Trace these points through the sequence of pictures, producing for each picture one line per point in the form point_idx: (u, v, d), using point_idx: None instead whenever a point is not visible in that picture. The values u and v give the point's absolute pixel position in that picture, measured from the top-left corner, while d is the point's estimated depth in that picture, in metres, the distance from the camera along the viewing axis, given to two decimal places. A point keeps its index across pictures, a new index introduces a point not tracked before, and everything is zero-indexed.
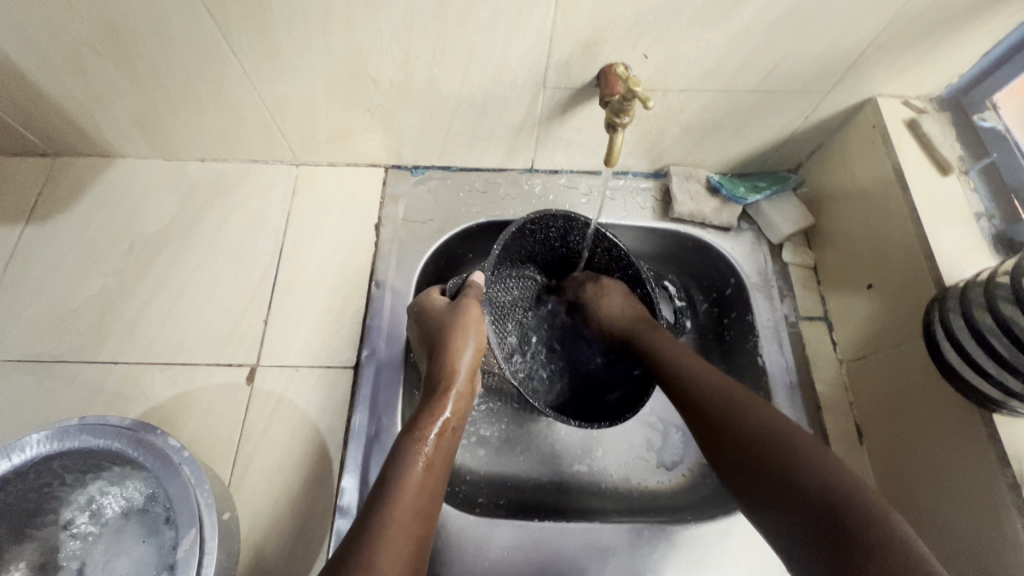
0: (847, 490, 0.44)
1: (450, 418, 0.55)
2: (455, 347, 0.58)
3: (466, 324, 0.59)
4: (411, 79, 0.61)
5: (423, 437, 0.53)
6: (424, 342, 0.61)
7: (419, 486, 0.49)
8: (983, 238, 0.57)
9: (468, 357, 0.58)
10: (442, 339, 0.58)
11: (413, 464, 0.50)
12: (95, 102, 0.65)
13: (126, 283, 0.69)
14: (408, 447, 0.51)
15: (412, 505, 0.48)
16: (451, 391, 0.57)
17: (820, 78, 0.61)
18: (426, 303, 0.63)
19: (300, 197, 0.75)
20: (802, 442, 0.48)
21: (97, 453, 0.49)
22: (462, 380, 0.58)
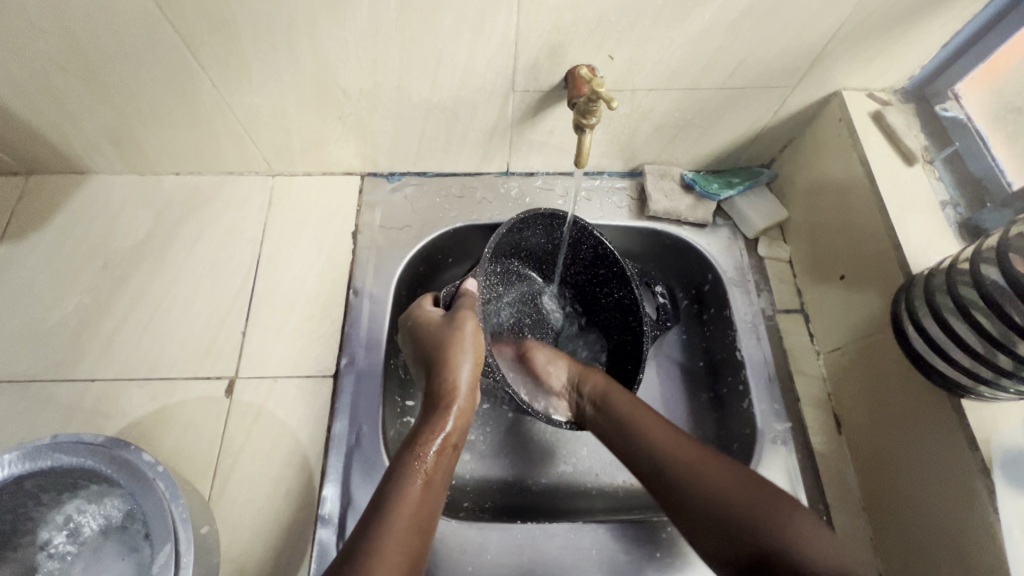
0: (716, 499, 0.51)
1: (450, 435, 0.55)
2: (452, 363, 0.57)
3: (461, 339, 0.58)
4: (381, 88, 0.61)
5: (421, 454, 0.53)
6: (422, 356, 0.60)
7: (418, 504, 0.49)
8: (949, 226, 0.58)
9: (467, 374, 0.57)
10: (439, 355, 0.57)
11: (411, 482, 0.50)
12: (65, 119, 0.64)
13: (102, 300, 0.68)
14: (405, 464, 0.52)
15: (409, 525, 0.48)
16: (453, 407, 0.56)
17: (785, 74, 0.62)
18: (421, 317, 0.62)
19: (276, 208, 0.75)
20: (752, 494, 0.50)
21: (71, 471, 0.49)
22: (462, 397, 0.57)
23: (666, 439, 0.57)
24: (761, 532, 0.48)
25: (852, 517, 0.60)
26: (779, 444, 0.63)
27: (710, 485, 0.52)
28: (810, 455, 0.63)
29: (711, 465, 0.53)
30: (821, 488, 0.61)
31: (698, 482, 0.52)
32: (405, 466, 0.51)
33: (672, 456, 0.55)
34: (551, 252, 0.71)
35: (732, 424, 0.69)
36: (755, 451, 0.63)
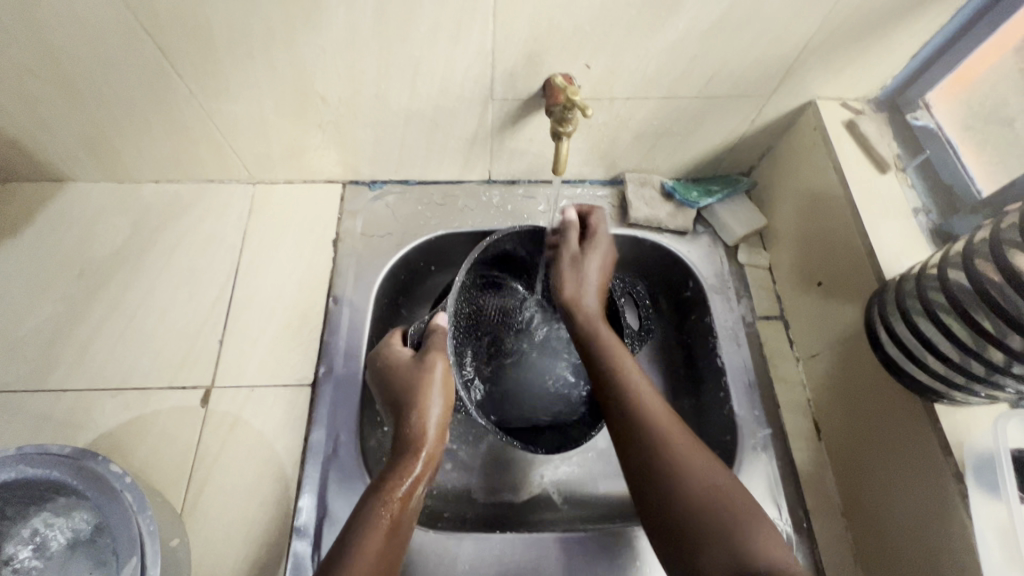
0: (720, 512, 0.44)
1: (418, 480, 0.53)
2: (421, 405, 0.56)
3: (431, 382, 0.58)
4: (359, 95, 0.62)
5: (388, 500, 0.51)
6: (390, 398, 0.59)
7: (382, 550, 0.48)
8: (921, 232, 0.59)
9: (437, 416, 0.57)
10: (408, 397, 0.57)
11: (377, 528, 0.49)
12: (41, 127, 0.64)
13: (77, 308, 0.67)
14: (371, 509, 0.50)
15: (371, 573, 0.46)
16: (422, 451, 0.55)
17: (760, 83, 0.63)
18: (391, 357, 0.62)
19: (256, 216, 0.75)
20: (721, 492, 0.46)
21: (37, 483, 0.48)
22: (431, 442, 0.56)
23: (662, 415, 0.50)
24: (705, 522, 0.44)
25: (831, 522, 0.60)
26: (759, 450, 0.63)
27: (681, 467, 0.47)
28: (790, 461, 0.63)
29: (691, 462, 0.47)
30: (801, 494, 0.61)
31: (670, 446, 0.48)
32: (370, 508, 0.50)
33: (678, 439, 0.48)
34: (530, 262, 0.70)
35: (713, 431, 0.69)
36: (736, 458, 0.63)
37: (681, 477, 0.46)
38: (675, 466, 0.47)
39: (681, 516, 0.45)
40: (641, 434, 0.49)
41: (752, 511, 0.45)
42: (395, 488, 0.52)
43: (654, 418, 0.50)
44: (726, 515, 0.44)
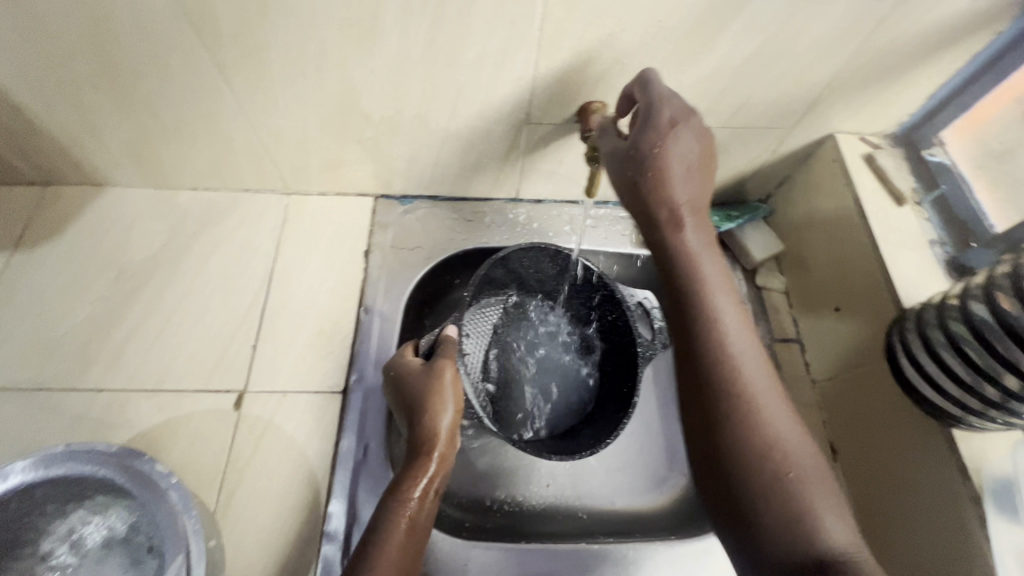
0: (778, 474, 0.44)
1: (433, 482, 0.54)
2: (432, 410, 0.56)
3: (442, 386, 0.57)
4: (401, 115, 0.64)
5: (404, 502, 0.52)
6: (402, 402, 0.59)
7: (400, 553, 0.49)
8: (937, 263, 0.61)
9: (449, 419, 0.57)
10: (419, 402, 0.56)
11: (395, 532, 0.50)
12: (91, 134, 0.66)
13: (114, 311, 0.69)
14: (388, 512, 0.51)
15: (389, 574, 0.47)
16: (434, 452, 0.55)
17: (783, 116, 0.66)
18: (401, 365, 0.61)
19: (290, 226, 0.77)
20: (791, 461, 0.45)
21: (83, 480, 0.49)
22: (443, 443, 0.56)
23: (749, 378, 0.48)
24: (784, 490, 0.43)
25: None
26: None
27: (768, 443, 0.45)
28: None
29: (765, 416, 0.46)
30: None
31: (755, 419, 0.46)
32: (385, 513, 0.51)
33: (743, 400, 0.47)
34: (550, 279, 0.72)
35: None
36: None
37: (768, 454, 0.45)
38: (761, 443, 0.45)
39: (755, 492, 0.44)
40: (722, 401, 0.47)
41: (821, 488, 0.44)
42: (408, 493, 0.52)
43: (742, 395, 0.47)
44: (800, 498, 0.43)
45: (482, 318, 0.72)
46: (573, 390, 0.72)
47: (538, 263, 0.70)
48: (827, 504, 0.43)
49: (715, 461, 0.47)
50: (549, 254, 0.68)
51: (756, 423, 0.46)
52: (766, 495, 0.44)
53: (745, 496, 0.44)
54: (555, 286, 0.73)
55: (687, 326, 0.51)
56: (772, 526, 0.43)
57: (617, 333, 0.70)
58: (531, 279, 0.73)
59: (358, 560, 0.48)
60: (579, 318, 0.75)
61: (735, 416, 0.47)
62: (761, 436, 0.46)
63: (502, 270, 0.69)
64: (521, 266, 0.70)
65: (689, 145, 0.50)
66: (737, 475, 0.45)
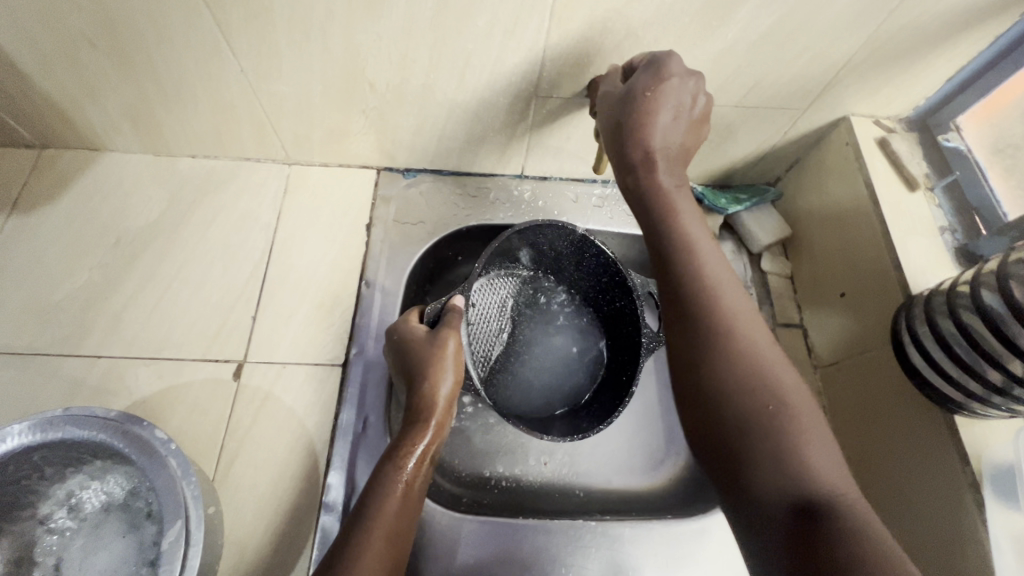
0: (764, 410, 0.42)
1: (429, 449, 0.54)
2: (432, 379, 0.56)
3: (442, 355, 0.57)
4: (408, 84, 0.63)
5: (401, 466, 0.52)
6: (402, 371, 0.59)
7: (395, 520, 0.49)
8: (946, 250, 0.61)
9: (448, 388, 0.56)
10: (419, 370, 0.56)
11: (389, 498, 0.50)
12: (88, 95, 0.64)
13: (112, 277, 0.68)
14: (385, 475, 0.51)
15: (381, 539, 0.47)
16: (432, 420, 0.55)
17: (798, 96, 0.65)
18: (404, 332, 0.60)
19: (291, 196, 0.76)
20: (780, 400, 0.42)
21: (82, 444, 0.49)
22: (441, 412, 0.55)
23: (733, 310, 0.46)
24: (767, 428, 0.41)
25: None
26: None
27: (751, 375, 0.43)
28: None
29: (754, 351, 0.44)
30: None
31: (739, 354, 0.44)
32: (380, 479, 0.51)
33: (734, 328, 0.45)
34: (557, 257, 0.71)
35: None
36: None
37: (754, 389, 0.43)
38: (750, 379, 0.43)
39: (746, 425, 0.42)
40: (709, 326, 0.46)
41: (810, 429, 0.41)
42: (404, 459, 0.52)
43: (723, 331, 0.45)
44: (787, 432, 0.41)
45: (490, 291, 0.72)
46: (572, 373, 0.72)
47: (545, 241, 0.68)
48: (816, 439, 0.41)
49: (703, 404, 0.44)
50: (562, 235, 0.66)
51: (718, 353, 0.45)
52: (751, 427, 0.42)
53: (738, 425, 0.42)
54: (562, 265, 0.72)
55: (671, 263, 0.49)
56: (767, 462, 0.40)
57: (624, 321, 0.68)
58: (538, 257, 0.72)
59: (353, 527, 0.48)
60: (585, 299, 0.74)
61: (705, 342, 0.45)
62: (745, 367, 0.44)
63: (513, 246, 0.68)
64: (528, 243, 0.68)
65: (683, 89, 0.50)
66: (723, 413, 0.43)
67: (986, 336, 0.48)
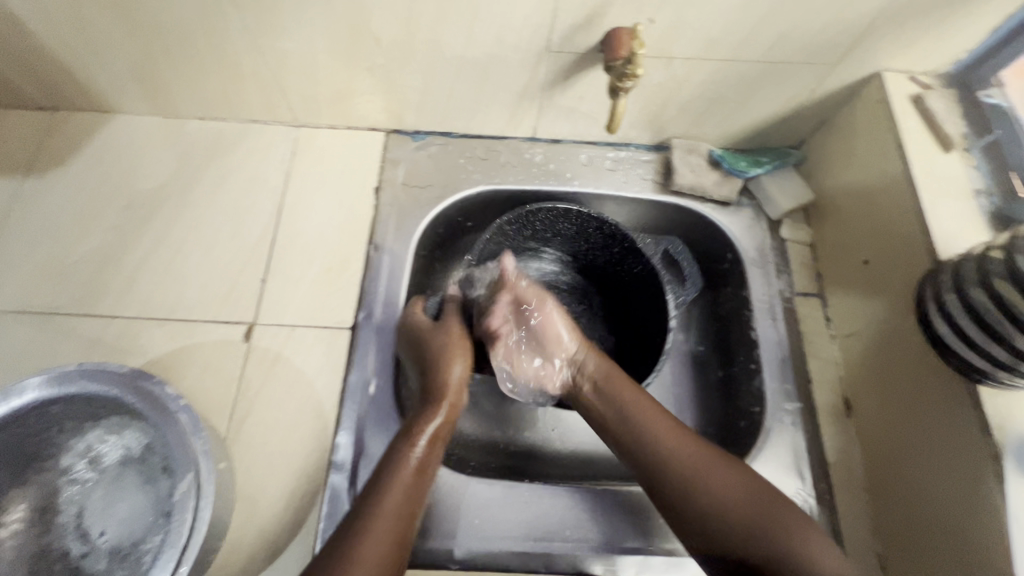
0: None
1: (441, 428, 0.55)
2: (445, 368, 0.58)
3: (453, 349, 0.60)
4: (414, 39, 0.60)
5: (414, 442, 0.53)
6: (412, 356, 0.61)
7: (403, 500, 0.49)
8: (980, 214, 0.57)
9: (459, 372, 0.59)
10: (429, 355, 0.59)
11: (399, 480, 0.50)
12: (95, 55, 0.64)
13: (125, 239, 0.69)
14: (398, 450, 0.52)
15: (390, 521, 0.47)
16: (444, 401, 0.57)
17: (827, 50, 0.61)
18: (412, 321, 0.63)
19: (299, 159, 0.75)
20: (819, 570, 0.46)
21: (96, 399, 0.50)
22: (453, 393, 0.58)
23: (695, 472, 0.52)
24: None
25: (853, 496, 0.61)
26: (787, 423, 0.64)
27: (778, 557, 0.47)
28: (817, 436, 0.64)
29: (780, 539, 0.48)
30: (826, 469, 0.62)
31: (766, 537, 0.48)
32: (390, 460, 0.51)
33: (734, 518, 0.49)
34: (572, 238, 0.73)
35: (742, 402, 0.68)
36: (763, 428, 0.64)
37: None
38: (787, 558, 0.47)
39: None
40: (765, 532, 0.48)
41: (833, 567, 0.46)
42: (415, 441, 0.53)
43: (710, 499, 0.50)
44: None
45: None
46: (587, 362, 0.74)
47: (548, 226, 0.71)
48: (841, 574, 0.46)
49: None
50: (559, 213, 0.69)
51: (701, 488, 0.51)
52: None
53: None
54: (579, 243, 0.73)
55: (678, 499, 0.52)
56: None
57: (644, 283, 0.70)
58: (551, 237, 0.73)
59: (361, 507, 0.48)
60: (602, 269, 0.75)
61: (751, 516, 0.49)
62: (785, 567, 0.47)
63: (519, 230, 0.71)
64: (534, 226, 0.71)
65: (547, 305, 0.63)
66: None
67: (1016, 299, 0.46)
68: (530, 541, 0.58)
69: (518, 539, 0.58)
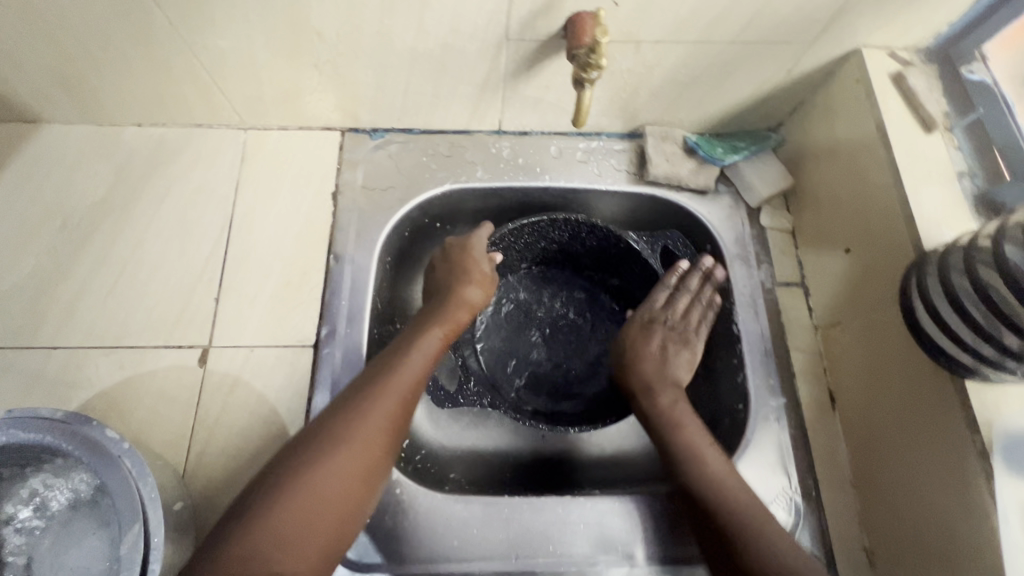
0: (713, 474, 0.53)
1: (462, 298, 0.62)
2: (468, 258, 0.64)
3: (464, 301, 0.61)
4: (360, 32, 0.55)
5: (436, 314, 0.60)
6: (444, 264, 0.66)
7: (365, 450, 0.48)
8: (964, 198, 0.55)
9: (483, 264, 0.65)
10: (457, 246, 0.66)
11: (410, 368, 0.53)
12: (8, 62, 0.58)
13: (61, 261, 0.64)
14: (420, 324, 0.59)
15: (365, 435, 0.49)
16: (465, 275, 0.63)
17: (804, 27, 0.57)
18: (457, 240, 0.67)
19: (249, 165, 0.70)
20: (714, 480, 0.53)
21: (30, 447, 0.46)
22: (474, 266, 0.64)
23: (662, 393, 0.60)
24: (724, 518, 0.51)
25: (840, 492, 0.60)
26: (771, 420, 0.62)
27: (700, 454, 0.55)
28: (802, 431, 0.62)
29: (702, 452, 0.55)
30: (812, 466, 0.61)
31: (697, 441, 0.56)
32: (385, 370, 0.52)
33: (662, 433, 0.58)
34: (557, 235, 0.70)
35: (726, 398, 0.66)
36: (748, 426, 0.62)
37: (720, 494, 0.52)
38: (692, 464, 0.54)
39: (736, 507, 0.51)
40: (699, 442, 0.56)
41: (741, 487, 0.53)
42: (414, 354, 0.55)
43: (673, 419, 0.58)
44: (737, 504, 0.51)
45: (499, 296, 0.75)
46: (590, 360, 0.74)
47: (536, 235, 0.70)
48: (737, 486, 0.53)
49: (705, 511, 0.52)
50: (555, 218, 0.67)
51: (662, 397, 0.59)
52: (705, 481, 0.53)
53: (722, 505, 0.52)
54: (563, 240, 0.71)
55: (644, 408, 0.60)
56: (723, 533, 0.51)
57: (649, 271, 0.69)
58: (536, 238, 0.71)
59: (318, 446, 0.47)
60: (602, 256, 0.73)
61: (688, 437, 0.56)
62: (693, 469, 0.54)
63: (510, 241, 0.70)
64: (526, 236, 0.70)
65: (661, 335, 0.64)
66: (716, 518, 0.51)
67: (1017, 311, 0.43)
68: (510, 559, 0.56)
69: (498, 558, 0.56)
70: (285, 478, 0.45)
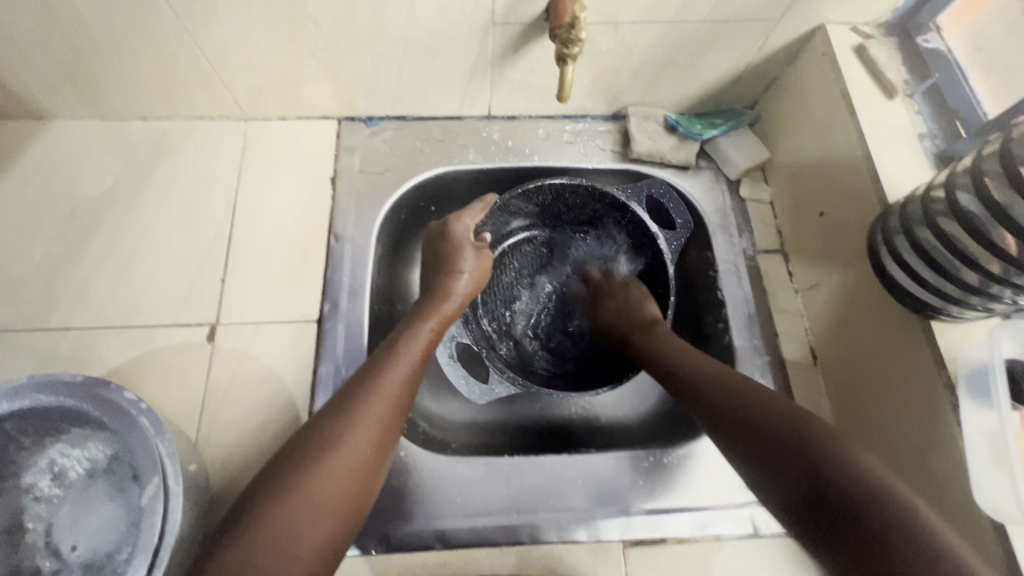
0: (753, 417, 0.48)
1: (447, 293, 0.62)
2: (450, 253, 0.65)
3: (449, 292, 0.62)
4: (355, 19, 0.59)
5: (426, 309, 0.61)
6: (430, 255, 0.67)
7: (361, 447, 0.47)
8: (925, 156, 0.58)
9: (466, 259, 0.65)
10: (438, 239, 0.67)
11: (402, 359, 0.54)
12: (20, 58, 0.61)
13: (72, 248, 0.66)
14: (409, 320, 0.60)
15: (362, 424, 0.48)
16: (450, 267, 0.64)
17: (770, 5, 0.61)
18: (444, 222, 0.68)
19: (250, 154, 0.73)
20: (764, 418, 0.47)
21: (51, 411, 0.48)
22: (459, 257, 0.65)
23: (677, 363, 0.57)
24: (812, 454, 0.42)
25: None
26: (757, 376, 0.65)
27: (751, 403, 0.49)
28: (786, 387, 0.65)
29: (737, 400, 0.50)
30: None
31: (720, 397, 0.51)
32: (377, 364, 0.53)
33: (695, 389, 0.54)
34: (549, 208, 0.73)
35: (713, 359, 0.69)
36: None
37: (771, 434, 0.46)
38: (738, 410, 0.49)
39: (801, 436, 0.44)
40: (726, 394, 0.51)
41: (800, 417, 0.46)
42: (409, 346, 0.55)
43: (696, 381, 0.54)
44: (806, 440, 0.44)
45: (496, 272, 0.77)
46: (585, 331, 0.77)
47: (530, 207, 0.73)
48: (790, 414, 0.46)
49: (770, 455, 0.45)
50: (555, 188, 0.69)
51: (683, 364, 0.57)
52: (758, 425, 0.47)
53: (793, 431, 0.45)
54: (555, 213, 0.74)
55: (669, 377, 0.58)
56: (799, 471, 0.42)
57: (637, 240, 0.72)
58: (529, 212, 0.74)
59: (308, 455, 0.46)
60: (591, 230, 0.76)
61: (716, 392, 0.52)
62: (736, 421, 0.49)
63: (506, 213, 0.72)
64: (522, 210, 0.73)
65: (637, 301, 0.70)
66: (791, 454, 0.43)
67: (981, 253, 0.46)
68: (512, 514, 0.58)
69: (500, 513, 0.58)
70: (280, 489, 0.43)
